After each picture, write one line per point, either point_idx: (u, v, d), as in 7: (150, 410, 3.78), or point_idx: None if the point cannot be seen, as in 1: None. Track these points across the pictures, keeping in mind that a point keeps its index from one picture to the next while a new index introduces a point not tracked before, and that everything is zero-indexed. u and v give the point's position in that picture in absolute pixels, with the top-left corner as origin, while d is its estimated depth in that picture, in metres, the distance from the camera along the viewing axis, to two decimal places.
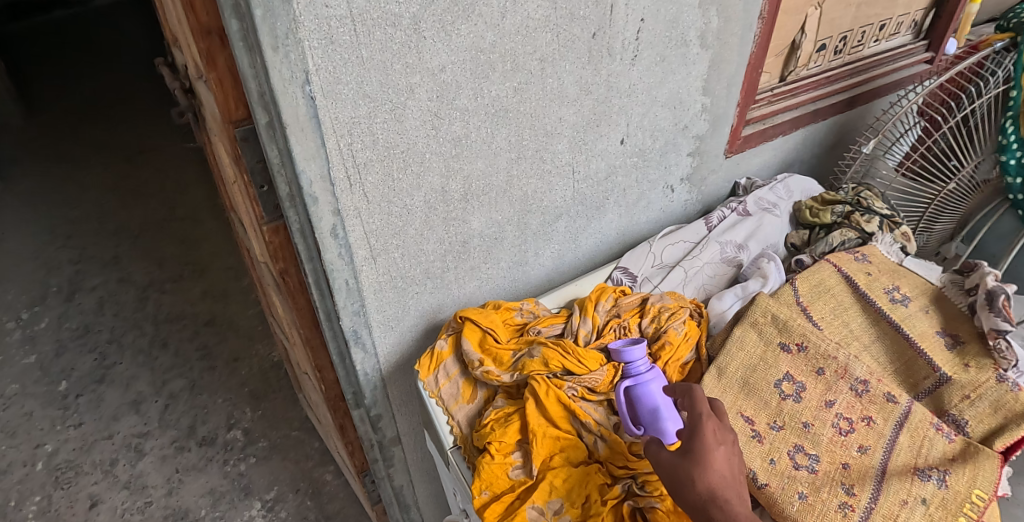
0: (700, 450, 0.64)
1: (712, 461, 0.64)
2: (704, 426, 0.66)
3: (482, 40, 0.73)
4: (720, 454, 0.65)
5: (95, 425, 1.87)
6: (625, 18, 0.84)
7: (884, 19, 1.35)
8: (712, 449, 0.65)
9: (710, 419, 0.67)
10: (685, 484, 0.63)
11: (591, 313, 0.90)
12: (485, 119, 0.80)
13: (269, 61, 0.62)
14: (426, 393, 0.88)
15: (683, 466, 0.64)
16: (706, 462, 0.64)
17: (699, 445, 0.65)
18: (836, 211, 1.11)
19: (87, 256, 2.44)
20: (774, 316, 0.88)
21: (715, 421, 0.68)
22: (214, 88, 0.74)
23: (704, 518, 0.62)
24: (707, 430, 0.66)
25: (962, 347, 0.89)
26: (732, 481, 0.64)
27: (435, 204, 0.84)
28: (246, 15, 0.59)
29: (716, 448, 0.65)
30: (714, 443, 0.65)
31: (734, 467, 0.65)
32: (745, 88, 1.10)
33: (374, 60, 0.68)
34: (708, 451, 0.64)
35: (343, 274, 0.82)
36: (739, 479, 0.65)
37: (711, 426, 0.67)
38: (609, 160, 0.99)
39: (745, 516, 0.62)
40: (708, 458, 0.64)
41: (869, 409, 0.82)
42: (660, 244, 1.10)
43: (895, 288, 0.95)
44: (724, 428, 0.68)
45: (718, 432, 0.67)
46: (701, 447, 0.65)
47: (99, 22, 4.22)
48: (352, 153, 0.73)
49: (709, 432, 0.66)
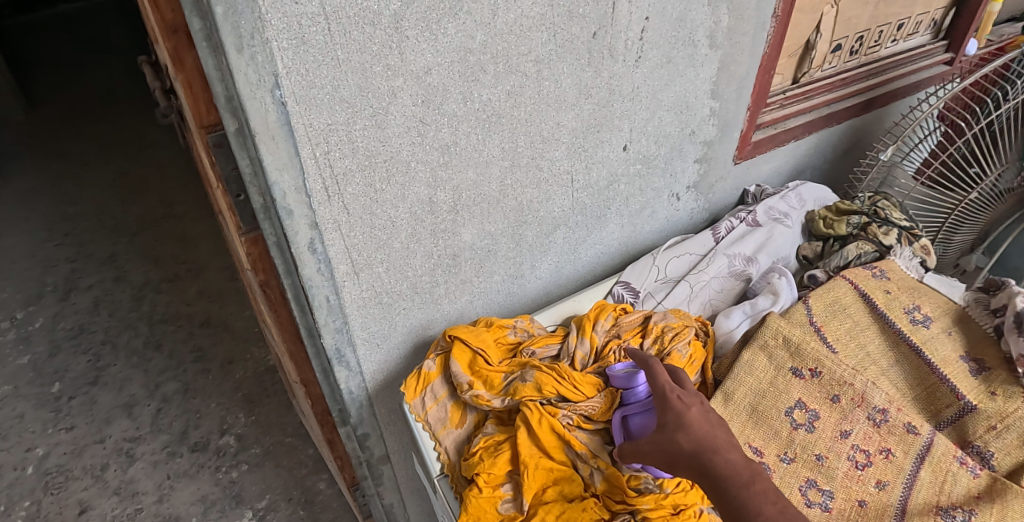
0: (672, 418, 0.60)
1: (686, 421, 0.59)
2: (667, 392, 0.62)
3: (471, 40, 0.68)
4: (694, 411, 0.60)
5: (87, 428, 1.82)
6: (628, 17, 0.78)
7: (902, 19, 1.28)
8: (683, 410, 0.60)
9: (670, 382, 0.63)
10: (676, 456, 0.58)
11: (589, 333, 0.84)
12: (476, 125, 0.75)
13: (234, 63, 0.57)
14: (412, 417, 0.83)
15: (665, 440, 0.59)
16: (683, 425, 0.58)
17: (670, 413, 0.60)
18: (853, 221, 1.05)
19: (83, 254, 2.39)
20: (786, 339, 0.81)
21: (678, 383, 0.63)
22: (183, 91, 0.69)
23: (704, 479, 0.56)
24: (670, 395, 0.62)
25: (987, 373, 0.83)
26: (718, 431, 0.58)
27: (422, 216, 0.78)
28: (208, 12, 0.54)
29: (686, 407, 0.60)
30: (682, 402, 0.60)
31: (716, 419, 0.59)
32: (756, 91, 1.04)
33: (351, 62, 0.62)
34: (679, 415, 0.59)
35: (324, 291, 0.77)
36: (728, 430, 0.59)
37: (675, 390, 0.62)
38: (611, 168, 0.93)
39: (741, 460, 0.55)
40: (683, 420, 0.59)
41: (888, 440, 0.76)
42: (664, 257, 1.04)
43: (915, 307, 0.88)
44: (691, 388, 0.63)
45: (685, 392, 0.62)
46: (672, 414, 0.60)
47: (101, 16, 4.18)
48: (329, 162, 0.67)
49: (674, 396, 0.61)
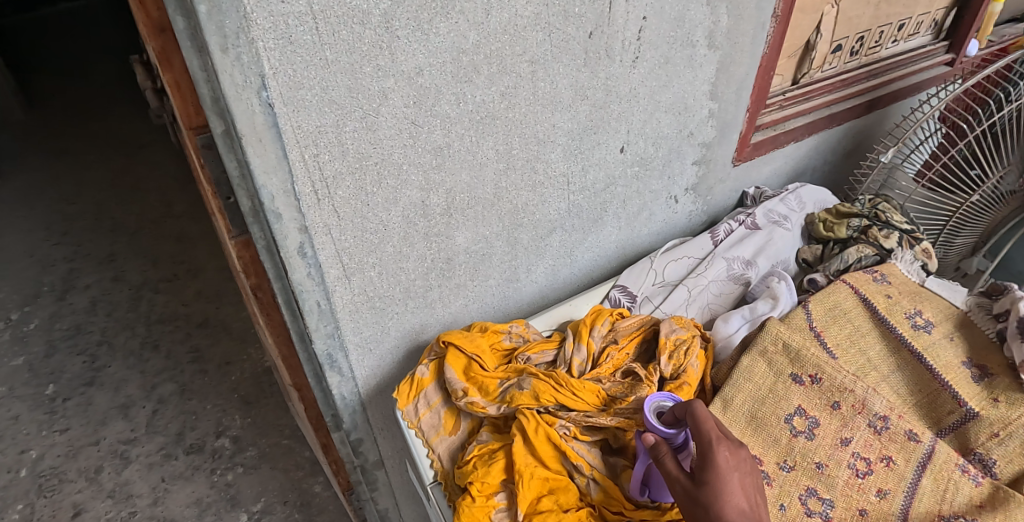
0: (715, 486, 0.57)
1: (729, 496, 0.56)
2: (716, 454, 0.58)
3: (463, 39, 0.66)
4: (737, 482, 0.58)
5: (83, 429, 1.81)
6: (625, 17, 0.77)
7: (903, 19, 1.27)
8: (729, 479, 0.57)
9: (721, 443, 0.59)
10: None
11: (586, 339, 0.83)
12: (470, 126, 0.73)
13: (219, 64, 0.56)
14: (405, 424, 0.82)
15: (701, 506, 0.57)
16: (725, 498, 0.56)
17: (714, 479, 0.57)
18: (853, 224, 1.04)
19: (81, 253, 2.38)
20: (786, 344, 0.79)
21: (725, 443, 0.59)
22: (170, 91, 0.67)
23: None
24: (719, 459, 0.58)
25: (990, 380, 0.81)
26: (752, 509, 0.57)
27: (415, 219, 0.77)
28: (192, 11, 0.53)
29: (732, 477, 0.57)
30: (729, 472, 0.58)
31: (752, 493, 0.58)
32: (755, 92, 1.02)
33: (340, 63, 0.61)
34: (724, 485, 0.57)
35: (314, 295, 0.75)
36: (757, 505, 0.59)
37: (723, 451, 0.59)
38: (608, 170, 0.92)
39: None
40: (726, 494, 0.56)
41: (889, 448, 0.74)
42: (662, 260, 1.03)
43: (917, 312, 0.87)
44: (735, 448, 0.60)
45: (732, 456, 0.59)
46: (716, 481, 0.57)
47: (99, 15, 4.17)
48: (319, 165, 0.66)
49: (723, 461, 0.58)
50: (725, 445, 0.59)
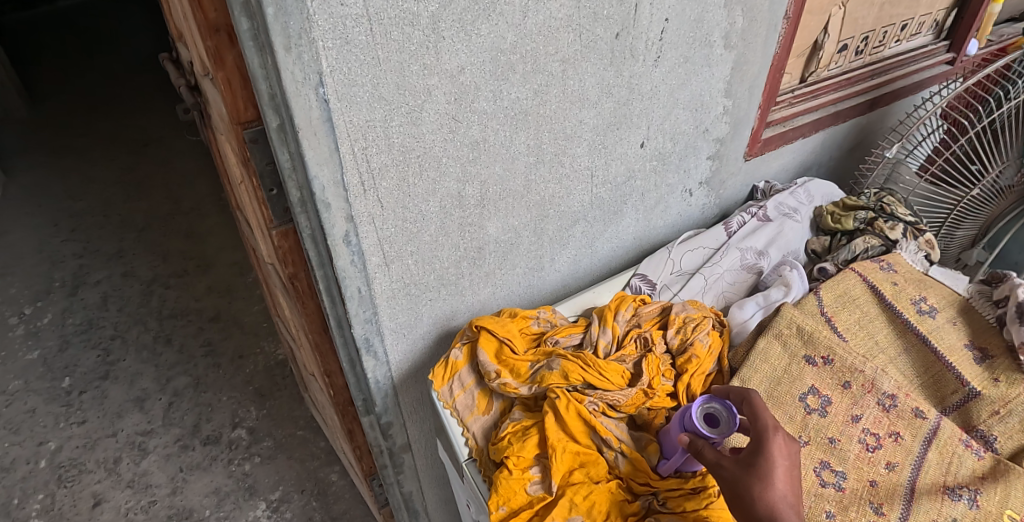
0: (764, 466, 0.62)
1: (775, 478, 0.61)
2: (771, 438, 0.64)
3: (501, 40, 0.71)
4: (783, 470, 0.62)
5: (100, 422, 1.84)
6: (649, 19, 0.81)
7: (906, 19, 1.32)
8: (777, 464, 0.62)
9: (778, 432, 0.65)
10: (745, 497, 0.61)
11: (611, 323, 0.88)
12: (505, 122, 0.78)
13: (282, 62, 0.60)
14: (440, 404, 0.87)
15: (745, 478, 0.61)
16: (770, 479, 0.61)
17: (763, 460, 0.62)
18: (859, 216, 1.08)
19: (91, 250, 2.41)
20: (800, 328, 0.85)
21: (781, 435, 0.65)
22: (221, 87, 0.71)
23: None
24: (772, 444, 0.63)
25: (991, 361, 0.87)
26: (793, 499, 0.61)
27: (451, 210, 0.81)
28: (258, 13, 0.57)
29: (780, 463, 0.62)
30: (779, 457, 0.63)
31: (796, 483, 0.62)
32: (766, 90, 1.07)
33: (391, 61, 0.65)
34: (771, 467, 0.62)
35: (355, 281, 0.80)
36: (800, 499, 0.62)
37: (778, 440, 0.64)
38: (628, 165, 0.96)
39: None
40: (771, 475, 0.61)
41: (897, 424, 0.79)
42: (679, 250, 1.07)
43: (922, 298, 0.92)
44: (789, 443, 0.66)
45: (786, 447, 0.64)
46: (765, 463, 0.62)
47: (101, 13, 4.20)
48: (366, 158, 0.70)
49: (775, 447, 0.63)
50: (780, 437, 0.65)
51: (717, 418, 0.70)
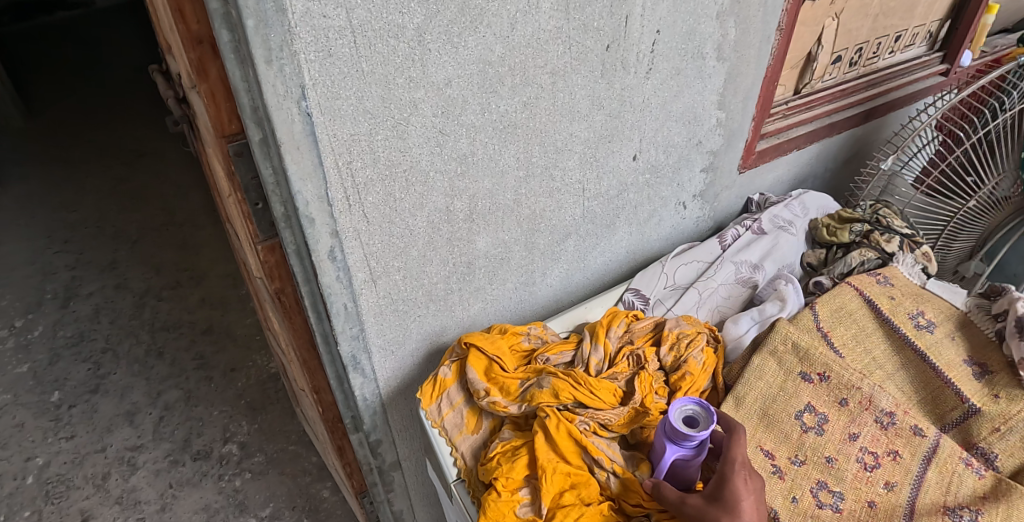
0: (730, 500, 0.63)
1: (741, 512, 0.62)
2: (737, 473, 0.65)
3: (490, 52, 0.70)
4: (750, 504, 0.64)
5: (89, 437, 1.81)
6: (640, 30, 0.81)
7: (900, 31, 1.32)
8: (742, 498, 0.64)
9: (743, 464, 0.66)
10: None
11: (603, 340, 0.86)
12: (493, 135, 0.76)
13: (263, 75, 0.58)
14: (429, 423, 0.85)
15: (712, 513, 0.63)
16: (737, 513, 0.62)
17: (729, 494, 0.64)
18: (855, 229, 1.07)
19: (84, 261, 2.39)
20: (795, 344, 0.83)
21: (747, 468, 0.66)
22: (205, 100, 0.69)
23: None
24: (737, 478, 0.64)
25: (991, 377, 0.85)
26: None
27: (439, 225, 0.80)
28: (239, 25, 0.56)
29: (746, 497, 0.64)
30: (744, 490, 0.64)
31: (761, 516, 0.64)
32: (760, 102, 1.06)
33: (375, 74, 0.64)
34: (737, 501, 0.63)
35: (342, 298, 0.78)
36: None
37: (743, 474, 0.65)
38: (621, 177, 0.95)
39: None
40: (738, 509, 0.63)
41: (895, 442, 0.77)
42: (672, 264, 1.06)
43: (919, 312, 0.91)
44: (753, 476, 0.67)
45: (750, 481, 0.65)
46: (731, 496, 0.63)
47: (98, 24, 4.20)
48: (351, 172, 0.69)
49: (740, 481, 0.64)
50: (746, 469, 0.66)
51: (695, 419, 0.68)
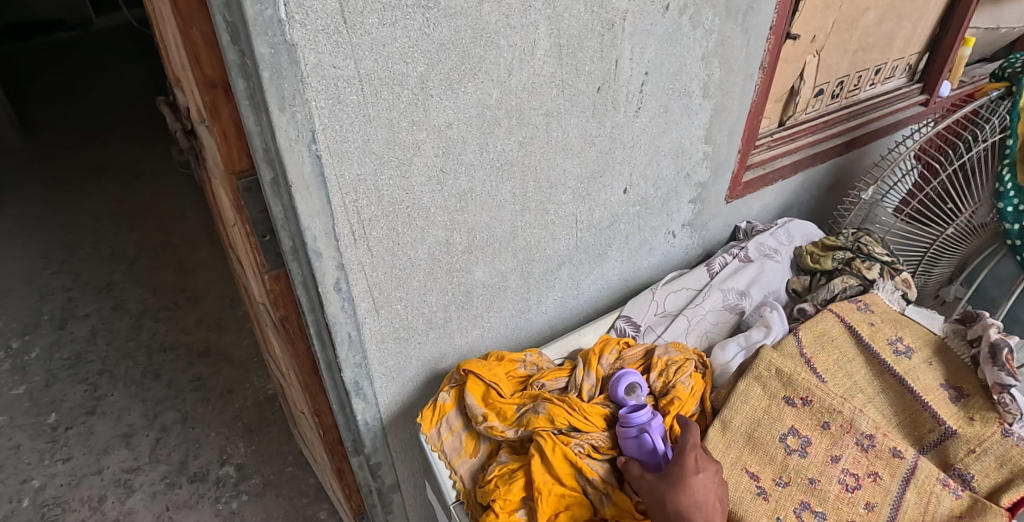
0: (676, 474, 0.71)
1: (685, 484, 0.70)
2: (687, 451, 0.73)
3: (488, 96, 0.74)
4: (698, 480, 0.71)
5: (85, 458, 1.81)
6: (629, 73, 0.85)
7: (879, 64, 1.38)
8: (690, 473, 0.71)
9: (694, 446, 0.74)
10: (660, 503, 0.70)
11: (595, 367, 0.90)
12: (491, 172, 0.81)
13: (276, 121, 0.62)
14: (428, 447, 0.88)
15: (660, 486, 0.71)
16: (681, 484, 0.70)
17: (678, 469, 0.72)
18: (837, 257, 1.12)
19: (81, 282, 2.41)
20: (779, 370, 0.86)
21: (701, 451, 0.74)
22: (217, 139, 0.73)
23: None
24: (688, 456, 0.73)
25: (966, 400, 0.89)
26: (704, 505, 0.69)
27: (439, 256, 0.84)
28: (254, 75, 0.60)
29: (692, 472, 0.71)
30: (693, 468, 0.71)
31: (709, 493, 0.70)
32: (745, 135, 1.11)
33: (381, 118, 0.68)
34: (683, 475, 0.71)
35: (346, 326, 0.81)
36: (713, 508, 0.70)
37: (695, 454, 0.73)
38: (612, 209, 0.99)
39: None
40: (682, 482, 0.70)
41: (876, 464, 0.81)
42: (663, 292, 1.10)
43: (898, 338, 0.95)
44: (711, 461, 0.74)
45: (702, 461, 0.73)
46: (677, 471, 0.72)
47: (96, 44, 4.26)
48: (357, 209, 0.73)
49: (690, 458, 0.72)
50: (697, 450, 0.74)
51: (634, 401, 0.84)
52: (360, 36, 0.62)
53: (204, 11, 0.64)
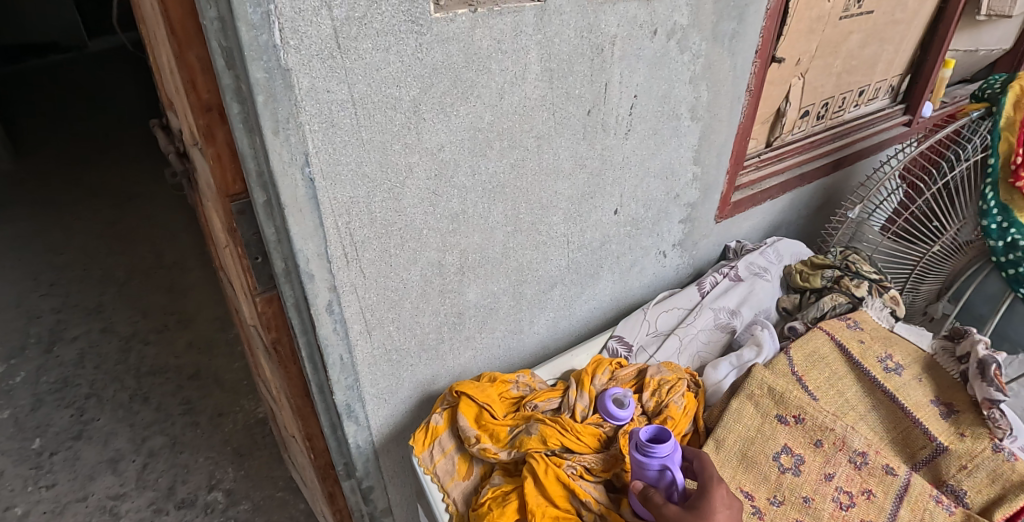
0: (705, 508, 0.67)
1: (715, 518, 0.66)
2: (716, 488, 0.70)
3: (479, 119, 0.75)
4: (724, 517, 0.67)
5: (70, 485, 1.77)
6: (619, 96, 0.87)
7: (863, 86, 1.41)
8: (718, 510, 0.68)
9: (723, 484, 0.71)
10: None
11: (588, 388, 0.89)
12: (482, 195, 0.82)
13: (270, 144, 0.63)
14: (420, 470, 0.87)
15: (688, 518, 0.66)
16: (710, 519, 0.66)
17: (706, 503, 0.68)
18: (826, 275, 1.13)
19: (70, 305, 2.39)
20: (771, 389, 0.87)
21: (726, 490, 0.71)
22: (211, 163, 0.73)
23: None
24: (716, 492, 0.69)
25: (957, 416, 0.90)
26: None
27: (431, 278, 0.84)
28: (249, 99, 0.60)
29: (721, 509, 0.68)
30: (721, 504, 0.68)
31: None
32: (734, 156, 1.13)
33: (374, 141, 0.69)
34: (712, 510, 0.67)
35: (338, 349, 0.81)
36: None
37: (722, 492, 0.70)
38: (603, 230, 1.00)
39: None
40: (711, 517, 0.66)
41: (869, 481, 0.81)
42: (654, 311, 1.11)
43: (888, 356, 0.96)
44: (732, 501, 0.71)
45: (728, 500, 0.70)
46: (707, 505, 0.68)
47: (89, 67, 4.28)
48: (350, 231, 0.73)
49: (719, 496, 0.69)
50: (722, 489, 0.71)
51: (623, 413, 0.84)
52: (353, 61, 0.63)
53: (200, 36, 0.65)
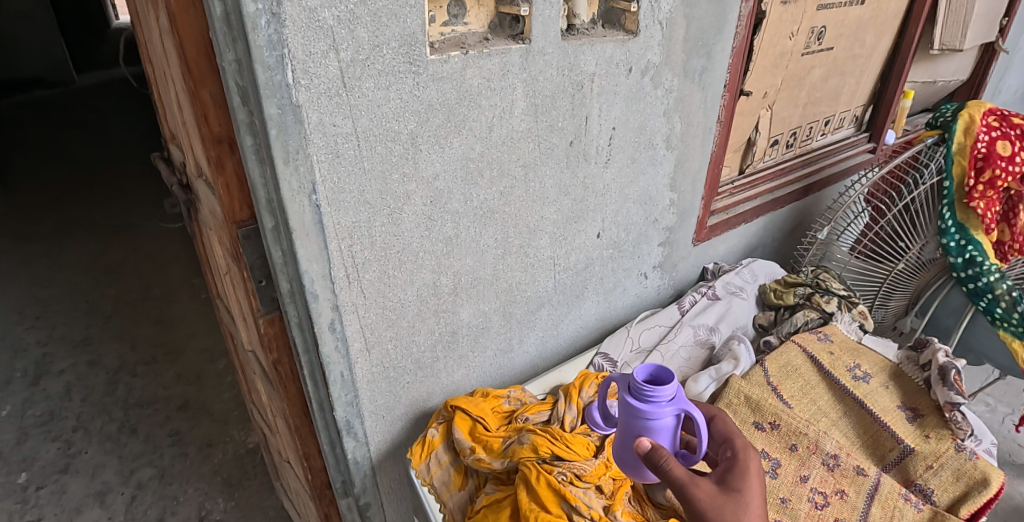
0: (743, 489, 0.68)
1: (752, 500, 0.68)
2: (750, 464, 0.71)
3: (471, 150, 0.82)
4: (757, 493, 0.69)
5: (56, 518, 1.75)
6: (599, 128, 0.94)
7: (828, 116, 1.51)
8: (752, 486, 0.69)
9: (754, 457, 0.72)
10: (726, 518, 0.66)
11: (576, 400, 0.95)
12: (474, 220, 0.88)
13: (281, 173, 0.68)
14: (418, 482, 0.91)
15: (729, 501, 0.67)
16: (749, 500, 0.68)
17: (745, 483, 0.69)
18: (798, 292, 1.20)
19: (57, 338, 2.39)
20: (747, 397, 0.94)
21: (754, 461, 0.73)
22: (220, 192, 0.77)
23: None
24: (751, 469, 0.71)
25: (922, 419, 0.96)
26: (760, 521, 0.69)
27: (427, 298, 0.89)
28: (262, 132, 0.66)
29: (755, 485, 0.70)
30: (756, 480, 0.70)
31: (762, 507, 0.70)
32: (708, 182, 1.21)
33: (375, 171, 0.75)
34: (750, 491, 0.68)
35: (339, 367, 0.85)
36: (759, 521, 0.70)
37: (753, 466, 0.72)
38: (586, 252, 1.06)
39: None
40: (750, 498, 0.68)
41: (842, 482, 0.86)
42: (637, 329, 1.16)
43: (856, 365, 1.02)
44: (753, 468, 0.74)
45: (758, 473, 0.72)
46: (745, 486, 0.69)
47: (77, 103, 4.34)
48: (352, 253, 0.78)
49: (752, 470, 0.71)
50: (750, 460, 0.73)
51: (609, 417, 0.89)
52: (358, 98, 0.70)
53: (213, 74, 0.71)
